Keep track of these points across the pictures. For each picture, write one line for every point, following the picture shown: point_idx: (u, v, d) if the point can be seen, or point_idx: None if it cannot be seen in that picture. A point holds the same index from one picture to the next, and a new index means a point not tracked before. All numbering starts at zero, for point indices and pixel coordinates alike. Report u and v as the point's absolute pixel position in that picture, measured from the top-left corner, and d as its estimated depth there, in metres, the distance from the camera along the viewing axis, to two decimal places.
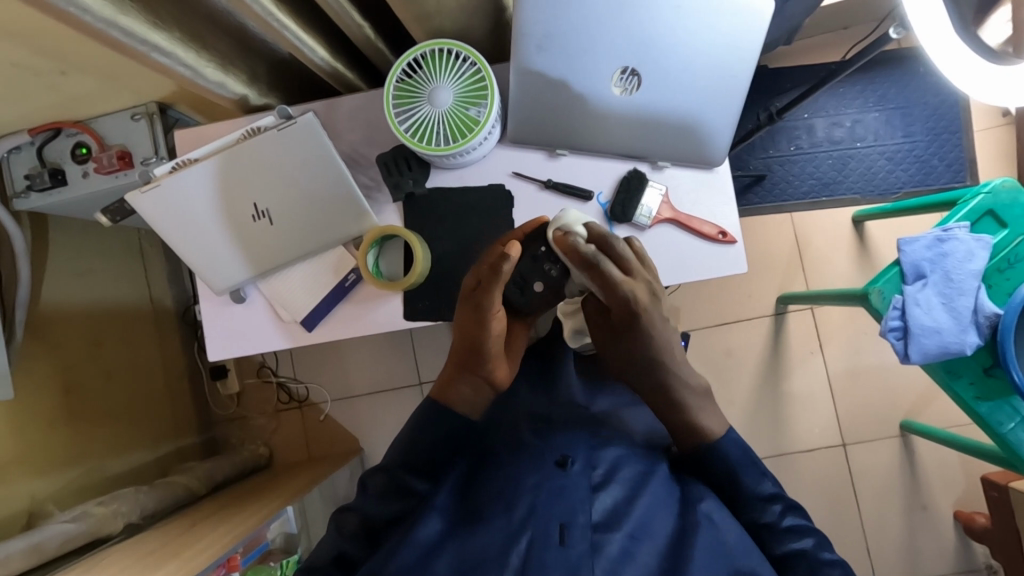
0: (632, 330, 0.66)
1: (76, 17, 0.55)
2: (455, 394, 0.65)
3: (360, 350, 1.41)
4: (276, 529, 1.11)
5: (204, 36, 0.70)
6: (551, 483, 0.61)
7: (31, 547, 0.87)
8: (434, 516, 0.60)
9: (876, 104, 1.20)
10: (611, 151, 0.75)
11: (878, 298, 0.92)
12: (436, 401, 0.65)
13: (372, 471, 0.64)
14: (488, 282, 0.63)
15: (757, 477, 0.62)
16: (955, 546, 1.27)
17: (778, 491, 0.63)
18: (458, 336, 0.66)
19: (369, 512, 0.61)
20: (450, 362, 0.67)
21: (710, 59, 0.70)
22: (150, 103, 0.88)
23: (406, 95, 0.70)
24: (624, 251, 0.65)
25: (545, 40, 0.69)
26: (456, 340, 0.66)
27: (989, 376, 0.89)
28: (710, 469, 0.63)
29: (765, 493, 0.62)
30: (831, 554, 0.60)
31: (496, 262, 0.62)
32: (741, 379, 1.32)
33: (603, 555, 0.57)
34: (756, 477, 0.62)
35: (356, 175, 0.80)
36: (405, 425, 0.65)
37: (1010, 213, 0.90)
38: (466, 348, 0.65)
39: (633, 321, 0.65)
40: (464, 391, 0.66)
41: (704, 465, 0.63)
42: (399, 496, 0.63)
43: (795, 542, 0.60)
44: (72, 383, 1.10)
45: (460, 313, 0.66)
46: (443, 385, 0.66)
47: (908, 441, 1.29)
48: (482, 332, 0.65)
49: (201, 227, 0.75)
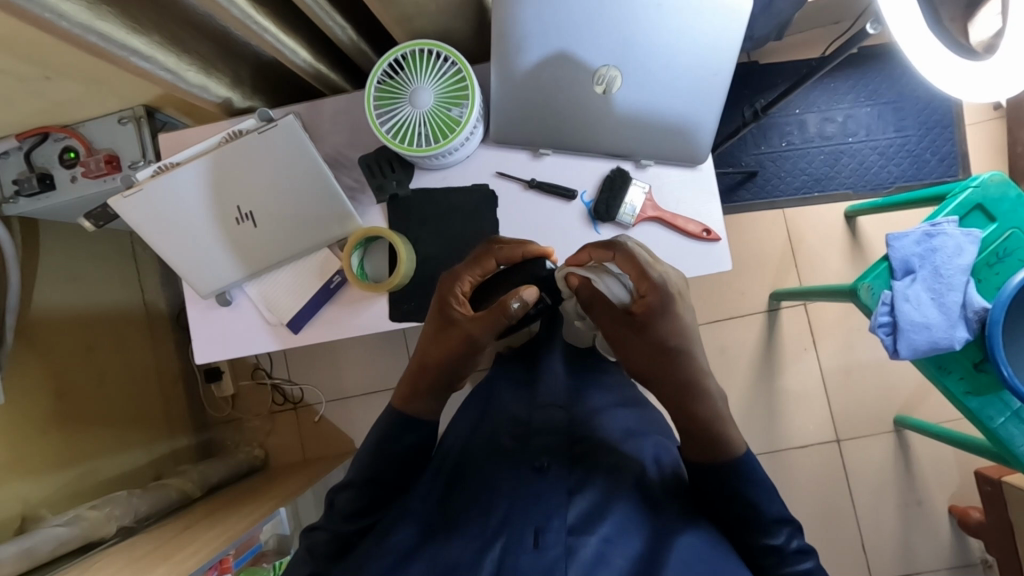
0: (661, 317, 0.61)
1: (52, 22, 0.55)
2: (416, 403, 0.68)
3: (353, 351, 1.41)
4: (269, 531, 1.14)
5: (184, 40, 0.70)
6: (527, 488, 0.62)
7: (22, 552, 0.87)
8: (406, 524, 0.61)
9: (868, 98, 1.19)
10: (596, 150, 0.75)
11: (867, 293, 0.91)
12: (400, 413, 0.67)
13: (338, 490, 0.66)
14: (489, 325, 0.64)
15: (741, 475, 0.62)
16: (950, 541, 1.27)
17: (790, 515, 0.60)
18: (432, 355, 0.66)
19: (336, 531, 0.64)
20: (413, 373, 0.68)
21: (693, 56, 0.69)
22: (137, 107, 0.88)
23: (388, 96, 0.70)
24: (638, 249, 0.62)
25: (526, 40, 0.69)
26: (431, 360, 0.66)
27: (978, 371, 0.89)
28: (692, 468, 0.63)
29: (775, 517, 0.59)
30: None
31: (506, 306, 0.63)
32: (735, 376, 1.32)
33: (577, 559, 0.56)
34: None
35: (340, 177, 0.80)
36: (370, 435, 0.67)
37: (999, 207, 0.90)
38: (446, 370, 0.66)
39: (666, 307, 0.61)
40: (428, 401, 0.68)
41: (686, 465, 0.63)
42: (365, 510, 0.65)
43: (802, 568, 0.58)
44: (65, 387, 1.10)
45: (442, 337, 0.65)
46: (408, 394, 0.68)
47: (902, 437, 1.29)
48: (465, 359, 0.66)
49: (183, 230, 0.75)
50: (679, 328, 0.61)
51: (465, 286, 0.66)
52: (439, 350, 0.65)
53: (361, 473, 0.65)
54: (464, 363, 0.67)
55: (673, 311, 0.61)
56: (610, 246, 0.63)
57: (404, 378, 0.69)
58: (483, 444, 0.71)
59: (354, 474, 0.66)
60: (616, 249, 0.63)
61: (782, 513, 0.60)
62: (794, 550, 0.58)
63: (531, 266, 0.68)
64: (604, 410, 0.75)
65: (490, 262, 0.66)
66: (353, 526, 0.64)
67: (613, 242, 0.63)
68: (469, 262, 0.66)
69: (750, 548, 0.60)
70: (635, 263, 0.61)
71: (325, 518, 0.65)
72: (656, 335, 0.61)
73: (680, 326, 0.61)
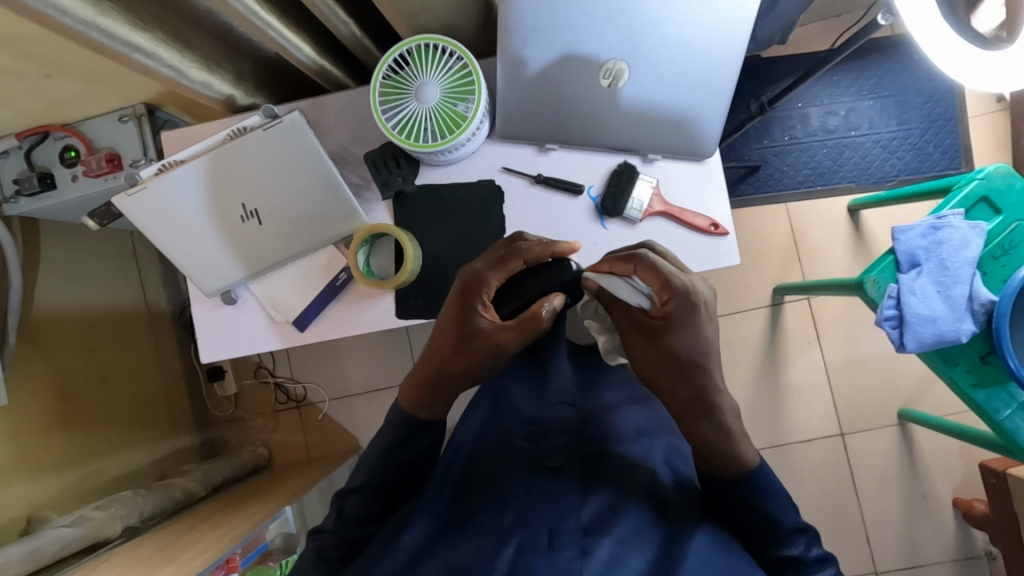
0: (676, 327, 0.59)
1: (55, 19, 0.54)
2: (428, 408, 0.67)
3: (356, 349, 1.41)
4: (274, 530, 1.12)
5: (187, 37, 0.69)
6: (540, 487, 0.62)
7: (29, 553, 0.87)
8: (417, 523, 0.61)
9: (870, 91, 1.18)
10: (602, 144, 0.75)
11: (873, 287, 0.90)
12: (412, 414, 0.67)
13: (348, 494, 0.66)
14: (519, 334, 0.62)
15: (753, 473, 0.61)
16: (954, 532, 1.27)
17: (802, 521, 0.60)
18: (453, 363, 0.64)
19: (346, 535, 0.64)
20: (427, 380, 0.66)
21: (701, 51, 0.69)
22: (137, 105, 0.87)
23: (393, 91, 0.69)
24: (660, 260, 0.61)
25: (531, 34, 0.68)
26: (452, 370, 0.64)
27: (984, 364, 0.89)
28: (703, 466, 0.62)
29: (790, 526, 0.59)
30: None
31: (538, 314, 0.62)
32: (739, 371, 1.32)
33: (592, 559, 0.55)
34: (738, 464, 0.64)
35: (345, 174, 0.80)
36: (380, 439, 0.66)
37: (1005, 199, 0.89)
38: (464, 376, 0.65)
39: (687, 317, 0.59)
40: (437, 406, 0.67)
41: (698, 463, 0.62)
42: (372, 517, 0.66)
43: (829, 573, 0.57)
44: (67, 388, 1.10)
45: (463, 345, 0.63)
46: (421, 399, 0.66)
47: (906, 430, 1.29)
48: (485, 367, 0.65)
49: (186, 228, 0.74)
50: (698, 339, 0.59)
51: (491, 289, 0.65)
52: (462, 359, 0.64)
53: (371, 474, 0.65)
54: (485, 370, 0.66)
55: (695, 324, 0.59)
56: (632, 257, 0.62)
57: (414, 382, 0.67)
58: (491, 444, 0.71)
59: (364, 482, 0.66)
60: (639, 259, 0.62)
61: (798, 522, 0.59)
62: (815, 557, 0.58)
63: (555, 270, 0.67)
64: (611, 409, 0.75)
65: (517, 265, 0.65)
66: (360, 531, 0.65)
67: (634, 254, 0.62)
68: (495, 264, 0.65)
69: (770, 560, 0.60)
70: (658, 275, 0.60)
71: (334, 522, 0.65)
72: (671, 344, 0.59)
73: (700, 337, 0.59)
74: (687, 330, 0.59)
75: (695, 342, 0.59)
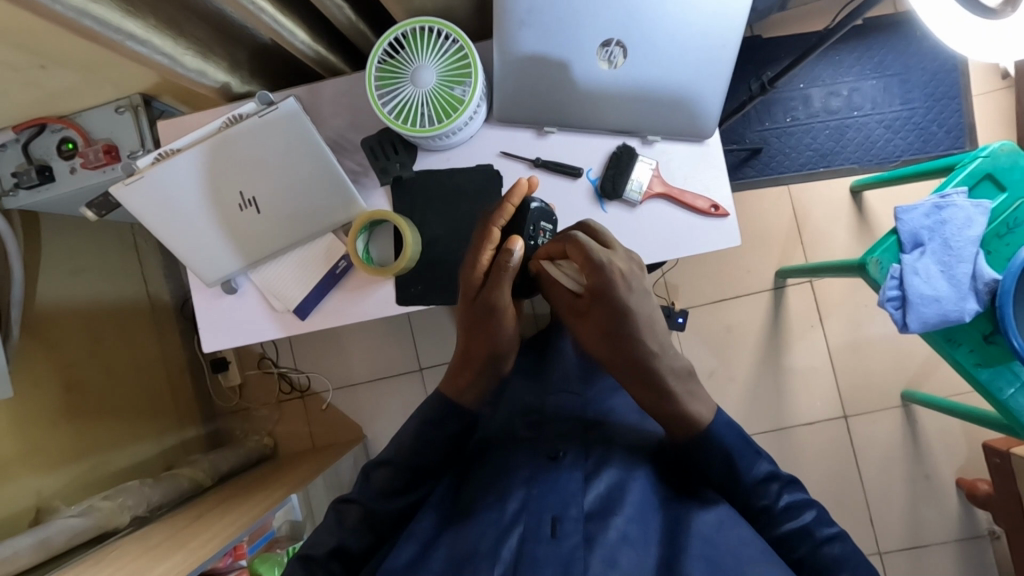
0: (608, 303, 0.64)
1: (47, 7, 0.53)
2: (463, 385, 0.69)
3: (360, 338, 1.41)
4: (280, 518, 1.11)
5: (180, 24, 0.69)
6: (542, 477, 0.63)
7: (38, 543, 0.87)
8: (427, 513, 0.64)
9: (874, 71, 1.17)
10: (601, 127, 0.74)
11: (876, 268, 0.90)
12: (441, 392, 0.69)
13: (374, 465, 0.67)
14: (500, 282, 0.64)
15: (757, 460, 0.63)
16: (957, 513, 1.27)
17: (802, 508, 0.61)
18: (470, 337, 0.69)
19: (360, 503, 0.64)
20: (461, 358, 0.70)
21: (700, 29, 0.68)
22: (133, 95, 0.87)
23: (388, 75, 0.69)
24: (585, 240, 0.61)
25: (527, 15, 0.68)
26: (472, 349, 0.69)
27: (988, 343, 0.88)
28: (697, 459, 0.63)
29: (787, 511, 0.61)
30: (830, 528, 0.61)
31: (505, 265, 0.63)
32: (742, 355, 1.32)
33: (598, 544, 0.56)
34: (732, 452, 0.62)
35: (343, 161, 0.79)
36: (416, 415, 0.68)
37: (1010, 177, 0.88)
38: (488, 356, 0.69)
39: (609, 287, 0.63)
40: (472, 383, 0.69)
41: (693, 455, 0.63)
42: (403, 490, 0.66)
43: (794, 521, 0.61)
44: (75, 381, 1.11)
45: (465, 326, 0.69)
46: (451, 378, 0.70)
47: (908, 411, 1.29)
48: (495, 336, 0.68)
49: (185, 217, 0.74)
50: (622, 312, 0.64)
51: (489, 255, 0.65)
52: (474, 332, 0.69)
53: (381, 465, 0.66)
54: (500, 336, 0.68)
55: (615, 300, 0.64)
56: (562, 237, 0.63)
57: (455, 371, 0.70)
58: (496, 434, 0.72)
59: (393, 454, 0.66)
60: (567, 238, 0.63)
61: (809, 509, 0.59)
62: (783, 507, 0.61)
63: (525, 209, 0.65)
64: (609, 395, 0.76)
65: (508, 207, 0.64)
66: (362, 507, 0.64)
67: (564, 235, 0.63)
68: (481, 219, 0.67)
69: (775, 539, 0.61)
70: (581, 252, 0.61)
71: (359, 490, 0.66)
72: (605, 314, 0.65)
73: (621, 309, 0.64)
74: (610, 305, 0.64)
75: (619, 320, 0.65)
